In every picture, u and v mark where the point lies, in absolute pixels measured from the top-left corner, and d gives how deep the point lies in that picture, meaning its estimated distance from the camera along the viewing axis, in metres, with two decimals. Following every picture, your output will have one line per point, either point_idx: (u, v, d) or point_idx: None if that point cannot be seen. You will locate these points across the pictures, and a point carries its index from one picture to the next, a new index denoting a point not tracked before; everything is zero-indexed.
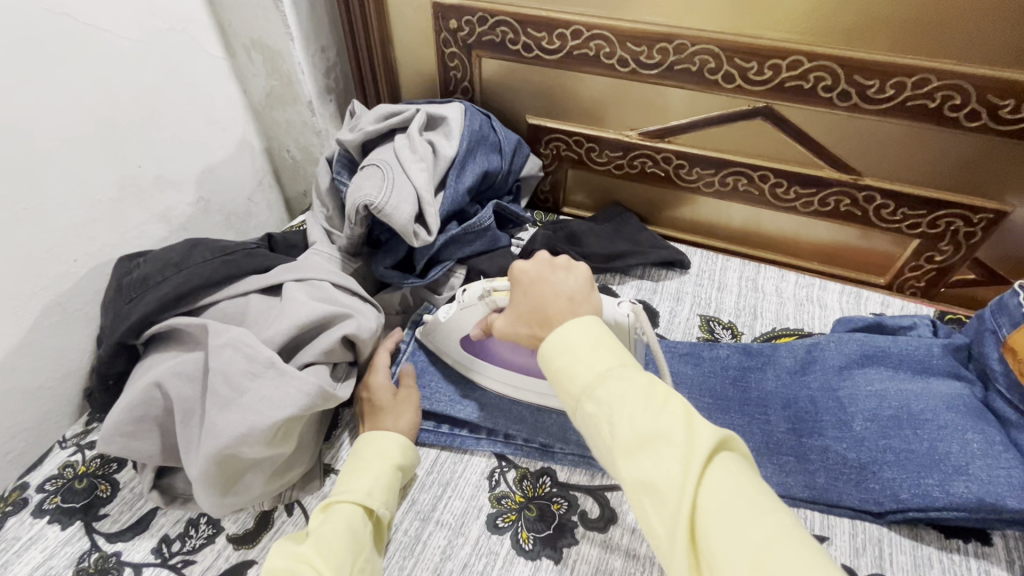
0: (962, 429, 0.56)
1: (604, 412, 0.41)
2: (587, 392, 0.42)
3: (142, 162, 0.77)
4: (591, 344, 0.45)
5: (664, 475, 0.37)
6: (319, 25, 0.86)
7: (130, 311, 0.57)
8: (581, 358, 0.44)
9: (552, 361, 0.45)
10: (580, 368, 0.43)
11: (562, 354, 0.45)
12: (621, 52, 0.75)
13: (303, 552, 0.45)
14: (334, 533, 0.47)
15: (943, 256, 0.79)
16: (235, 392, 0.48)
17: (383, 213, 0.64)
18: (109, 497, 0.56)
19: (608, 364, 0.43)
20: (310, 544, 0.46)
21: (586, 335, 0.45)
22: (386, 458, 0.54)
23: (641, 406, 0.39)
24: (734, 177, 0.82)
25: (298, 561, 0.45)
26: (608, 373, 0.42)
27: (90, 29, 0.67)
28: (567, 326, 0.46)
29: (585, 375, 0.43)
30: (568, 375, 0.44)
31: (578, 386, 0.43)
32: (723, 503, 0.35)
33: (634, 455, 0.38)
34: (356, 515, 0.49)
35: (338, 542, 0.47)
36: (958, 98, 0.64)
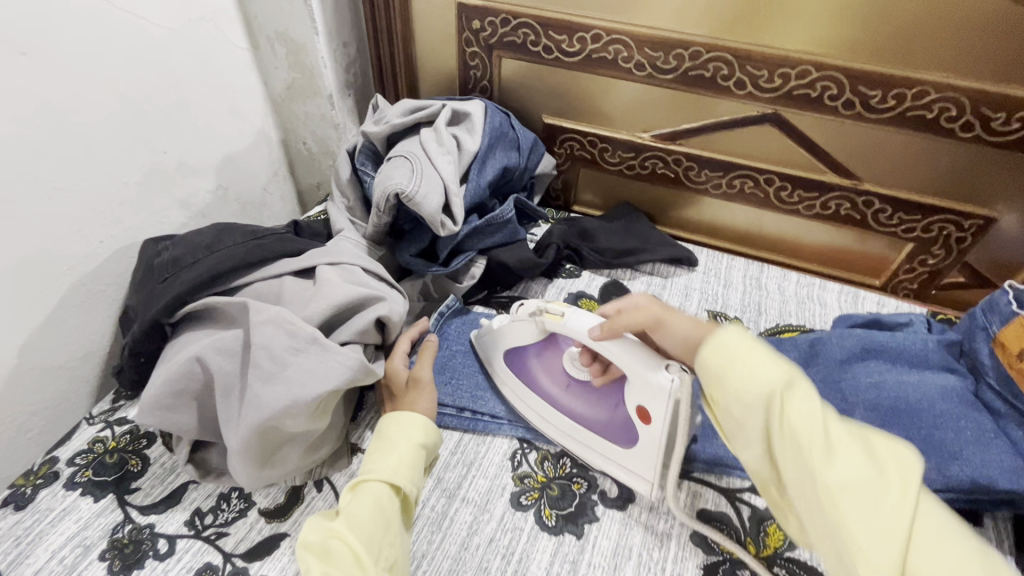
0: (957, 418, 0.61)
1: (797, 414, 0.41)
2: (774, 391, 0.42)
3: (167, 147, 0.78)
4: (757, 350, 0.45)
5: (870, 486, 0.38)
6: (342, 20, 0.88)
7: (164, 291, 0.59)
8: (748, 358, 0.44)
9: (713, 357, 0.46)
10: (754, 368, 0.44)
11: (726, 352, 0.46)
12: (639, 56, 0.78)
13: (336, 527, 0.47)
14: (360, 511, 0.49)
15: (935, 260, 0.84)
16: (278, 366, 0.50)
17: (413, 201, 0.66)
18: (140, 471, 0.57)
19: (782, 370, 0.44)
20: (340, 520, 0.48)
21: (747, 344, 0.46)
22: (407, 434, 0.56)
23: (830, 418, 0.41)
24: (741, 180, 0.86)
25: (332, 538, 0.47)
26: (790, 379, 0.43)
27: (126, 16, 0.68)
28: (723, 335, 0.47)
29: (765, 377, 0.43)
30: (745, 371, 0.44)
31: (759, 387, 0.43)
32: (933, 525, 0.37)
33: (835, 462, 0.39)
34: (383, 493, 0.51)
35: (367, 518, 0.48)
36: (954, 110, 0.68)
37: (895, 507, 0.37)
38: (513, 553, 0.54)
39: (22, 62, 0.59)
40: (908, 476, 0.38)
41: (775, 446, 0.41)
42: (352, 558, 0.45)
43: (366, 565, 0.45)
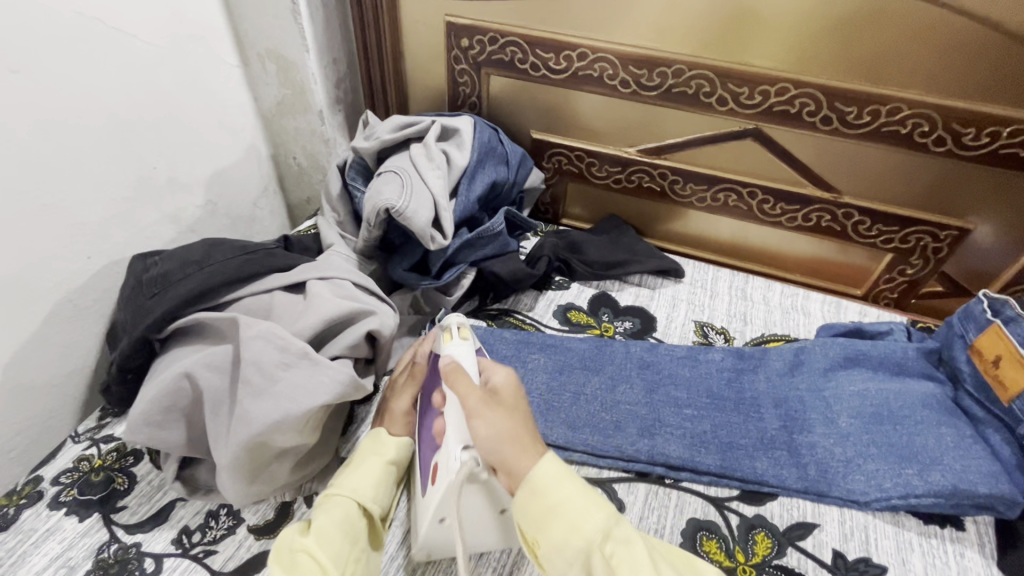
0: (937, 424, 0.63)
1: (616, 567, 0.41)
2: (596, 542, 0.43)
3: (157, 163, 0.78)
4: (575, 494, 0.45)
5: None
6: (333, 38, 0.89)
7: (153, 307, 0.59)
8: (574, 501, 0.45)
9: (536, 503, 0.45)
10: (576, 515, 0.44)
11: (553, 495, 0.45)
12: (623, 74, 0.80)
13: (304, 542, 0.47)
14: (330, 525, 0.48)
15: (913, 270, 0.86)
16: (268, 381, 0.50)
17: (402, 216, 0.67)
18: (127, 489, 0.57)
19: (602, 517, 0.44)
20: (311, 534, 0.47)
21: (563, 481, 0.46)
22: (382, 450, 0.57)
23: (650, 556, 0.43)
24: (725, 194, 0.88)
25: (298, 552, 0.46)
26: (607, 528, 0.44)
27: (116, 33, 0.69)
28: (539, 467, 0.46)
29: (589, 526, 0.44)
30: (566, 531, 0.44)
31: (584, 539, 0.43)
32: None
33: None
34: (351, 506, 0.51)
35: (337, 533, 0.48)
36: (926, 125, 0.71)
37: None
38: (503, 565, 0.54)
39: (13, 80, 0.59)
40: None
41: None
42: (318, 572, 0.45)
43: None
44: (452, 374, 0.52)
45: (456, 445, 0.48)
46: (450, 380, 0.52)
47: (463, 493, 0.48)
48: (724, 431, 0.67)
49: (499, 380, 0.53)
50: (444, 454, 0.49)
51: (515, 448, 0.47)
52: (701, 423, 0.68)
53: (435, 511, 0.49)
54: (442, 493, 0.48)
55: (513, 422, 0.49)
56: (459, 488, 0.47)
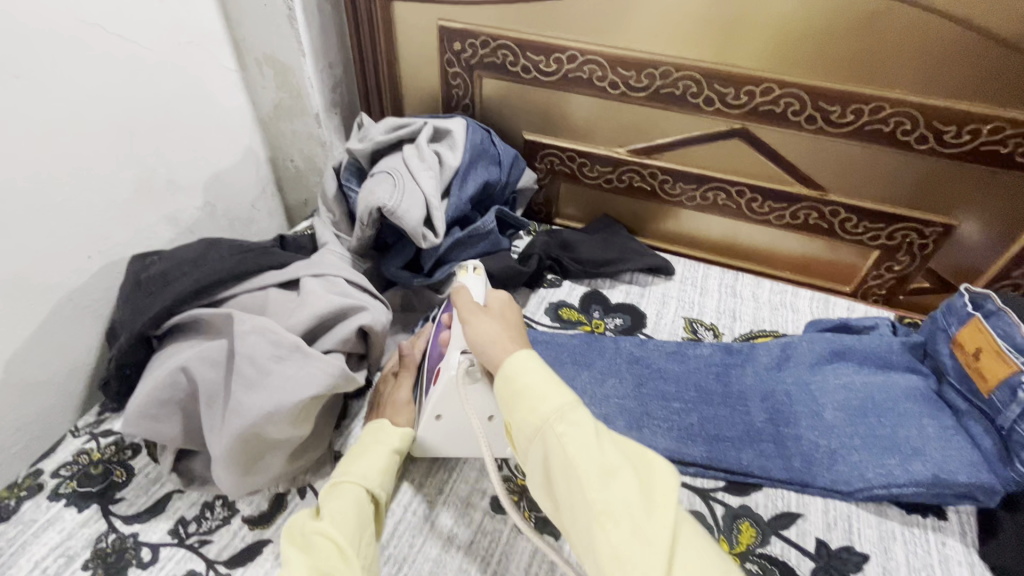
0: (920, 416, 0.64)
1: (562, 443, 0.43)
2: (549, 421, 0.45)
3: (156, 165, 0.80)
4: (543, 379, 0.47)
5: (628, 509, 0.40)
6: (328, 43, 0.91)
7: (151, 304, 0.60)
8: (538, 388, 0.47)
9: (507, 386, 0.48)
10: (537, 399, 0.46)
11: (517, 379, 0.48)
12: (612, 76, 0.82)
13: (319, 524, 0.47)
14: (344, 511, 0.49)
15: (901, 266, 0.87)
16: (261, 374, 0.51)
17: (394, 215, 0.68)
18: (125, 482, 0.58)
19: (562, 399, 0.46)
20: (326, 517, 0.48)
21: (533, 368, 0.48)
22: (387, 442, 0.57)
23: (601, 438, 0.44)
24: (714, 193, 0.89)
25: (313, 535, 0.46)
26: (563, 409, 0.45)
27: (116, 39, 0.70)
28: (513, 358, 0.49)
29: (546, 405, 0.45)
30: (526, 408, 0.46)
31: (540, 416, 0.45)
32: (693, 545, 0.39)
33: (600, 488, 0.41)
34: (359, 493, 0.51)
35: (349, 516, 0.49)
36: (908, 123, 0.72)
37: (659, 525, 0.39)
38: (492, 554, 0.55)
39: (15, 85, 0.61)
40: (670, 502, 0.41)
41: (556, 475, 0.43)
42: (336, 551, 0.45)
43: (350, 557, 0.45)
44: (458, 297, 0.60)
45: (462, 348, 0.58)
46: (457, 299, 0.61)
47: (459, 388, 0.56)
48: (711, 425, 0.68)
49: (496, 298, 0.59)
50: (447, 356, 0.58)
51: (498, 346, 0.52)
52: (688, 417, 0.69)
53: (434, 406, 0.58)
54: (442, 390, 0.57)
55: (502, 329, 0.55)
56: (457, 382, 0.56)
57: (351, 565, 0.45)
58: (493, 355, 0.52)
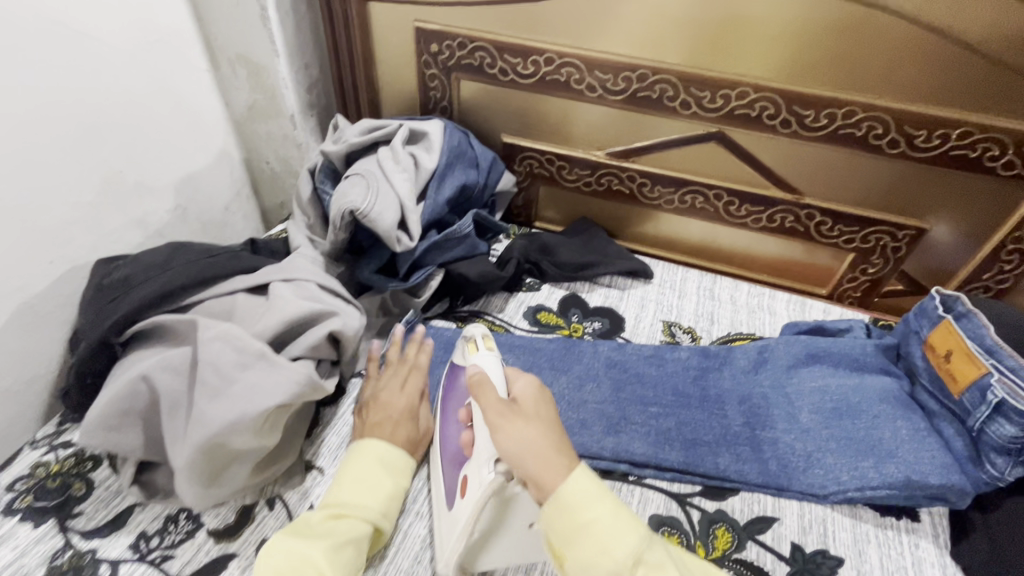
0: (893, 418, 0.64)
1: None
2: (627, 565, 0.39)
3: (124, 168, 0.78)
4: (610, 511, 0.41)
5: None
6: (304, 43, 0.89)
7: (112, 310, 0.58)
8: (605, 520, 0.40)
9: (568, 518, 0.41)
10: (609, 537, 0.40)
11: (585, 514, 0.40)
12: (590, 79, 0.82)
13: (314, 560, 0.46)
14: (340, 548, 0.48)
15: (875, 269, 0.88)
16: (225, 382, 0.50)
17: (368, 219, 0.67)
18: (84, 495, 0.56)
19: (634, 536, 0.40)
20: (321, 550, 0.47)
21: (596, 496, 0.41)
22: (398, 478, 0.56)
23: None
24: (692, 196, 0.90)
25: (303, 566, 0.45)
26: (640, 551, 0.39)
27: (80, 37, 0.68)
28: (569, 481, 0.42)
29: (620, 546, 0.39)
30: (596, 551, 0.39)
31: (616, 558, 0.39)
32: None
33: None
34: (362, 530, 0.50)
35: (344, 554, 0.48)
36: (880, 128, 0.73)
37: None
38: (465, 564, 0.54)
39: None
40: None
41: None
42: None
43: None
44: (482, 393, 0.50)
45: (486, 456, 0.48)
46: (478, 394, 0.51)
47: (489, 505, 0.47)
48: (688, 429, 0.68)
49: (522, 389, 0.50)
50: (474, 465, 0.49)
51: (543, 463, 0.43)
52: (665, 421, 0.69)
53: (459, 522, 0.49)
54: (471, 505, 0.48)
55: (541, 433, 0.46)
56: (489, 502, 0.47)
57: None
58: (540, 477, 0.42)
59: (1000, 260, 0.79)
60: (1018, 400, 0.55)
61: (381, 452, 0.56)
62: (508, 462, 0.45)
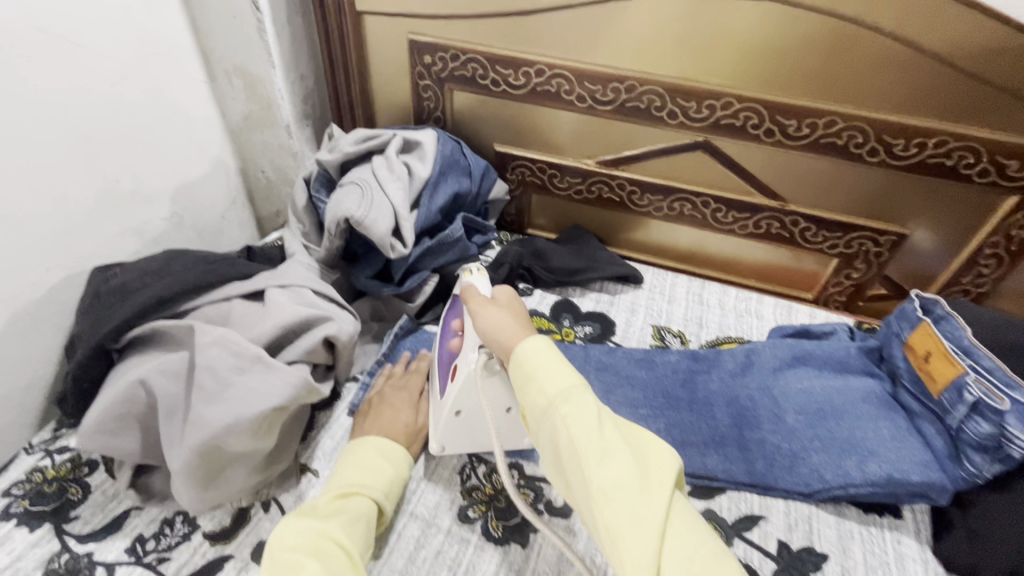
0: (876, 418, 0.66)
1: (565, 422, 0.44)
2: (556, 400, 0.45)
3: (120, 176, 0.79)
4: (553, 362, 0.48)
5: (621, 480, 0.41)
6: (299, 55, 0.91)
7: (110, 316, 0.59)
8: (547, 368, 0.47)
9: (519, 368, 0.48)
10: (546, 379, 0.46)
11: (528, 362, 0.48)
12: (579, 90, 0.84)
13: (332, 532, 0.47)
14: (352, 521, 0.50)
15: (858, 273, 0.90)
16: (222, 386, 0.51)
17: (362, 226, 0.69)
18: (80, 499, 0.57)
19: (568, 382, 0.46)
20: (335, 523, 0.48)
21: (545, 352, 0.48)
22: (397, 467, 0.58)
23: (603, 421, 0.44)
24: (680, 203, 0.92)
25: (322, 539, 0.47)
26: (568, 393, 0.45)
27: (78, 49, 0.70)
28: (528, 340, 0.50)
29: (553, 386, 0.46)
30: (532, 388, 0.47)
31: (549, 395, 0.46)
32: (681, 525, 0.40)
33: (598, 463, 0.42)
34: (370, 509, 0.52)
35: (358, 528, 0.50)
36: (860, 137, 0.75)
37: (652, 501, 0.40)
38: (459, 564, 0.55)
39: None
40: (663, 483, 0.41)
41: (560, 453, 0.44)
42: (344, 557, 0.46)
43: (356, 567, 0.47)
44: (468, 294, 0.61)
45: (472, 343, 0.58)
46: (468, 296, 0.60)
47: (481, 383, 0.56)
48: (677, 430, 0.70)
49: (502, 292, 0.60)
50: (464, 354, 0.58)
51: (512, 334, 0.52)
52: (655, 423, 0.70)
53: (454, 403, 0.58)
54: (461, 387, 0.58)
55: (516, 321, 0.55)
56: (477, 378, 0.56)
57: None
58: (508, 342, 0.52)
59: (978, 264, 0.81)
60: (994, 400, 0.56)
61: (382, 445, 0.59)
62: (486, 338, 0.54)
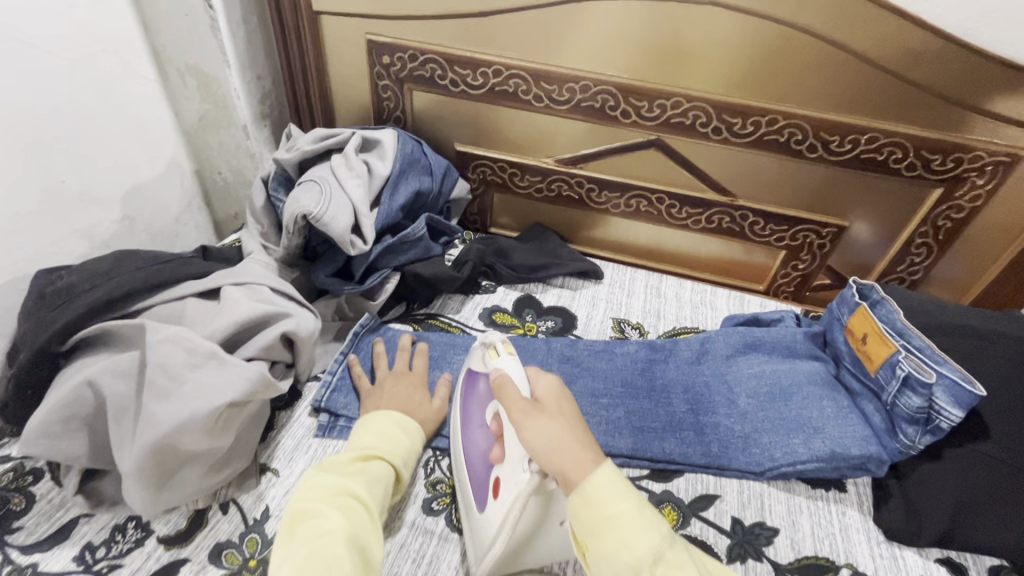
0: (820, 398, 0.69)
1: None
2: (646, 562, 0.39)
3: (66, 177, 0.77)
4: (636, 508, 0.41)
5: None
6: (255, 54, 0.90)
7: (55, 318, 0.57)
8: (630, 519, 0.40)
9: (591, 513, 0.41)
10: (632, 531, 0.40)
11: (610, 508, 0.41)
12: (536, 89, 0.86)
13: (356, 489, 0.49)
14: (373, 483, 0.51)
15: (804, 264, 0.95)
16: (175, 382, 0.50)
17: (321, 223, 0.68)
18: (23, 509, 0.54)
19: (657, 538, 0.40)
20: (357, 482, 0.50)
21: (623, 493, 0.42)
22: (412, 437, 0.59)
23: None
24: (637, 200, 0.95)
25: (342, 493, 0.49)
26: (660, 551, 0.39)
27: (21, 45, 0.67)
28: (600, 477, 0.42)
29: (643, 542, 0.39)
30: (613, 545, 0.40)
31: (636, 552, 0.39)
32: None
33: None
34: (388, 473, 0.54)
35: (378, 486, 0.52)
36: (800, 134, 0.80)
37: None
38: (423, 555, 0.55)
39: None
40: None
41: None
42: (364, 513, 0.48)
43: (375, 524, 0.48)
44: (506, 394, 0.51)
45: (519, 459, 0.48)
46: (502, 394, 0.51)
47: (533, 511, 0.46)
48: (636, 417, 0.72)
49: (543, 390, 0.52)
50: (509, 471, 0.49)
51: None
52: (615, 410, 0.72)
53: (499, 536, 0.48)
54: (504, 510, 0.48)
55: (566, 430, 0.46)
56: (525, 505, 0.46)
57: (374, 531, 0.48)
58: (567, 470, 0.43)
59: (911, 252, 0.87)
60: (923, 374, 0.61)
61: (399, 417, 0.61)
62: (535, 458, 0.45)
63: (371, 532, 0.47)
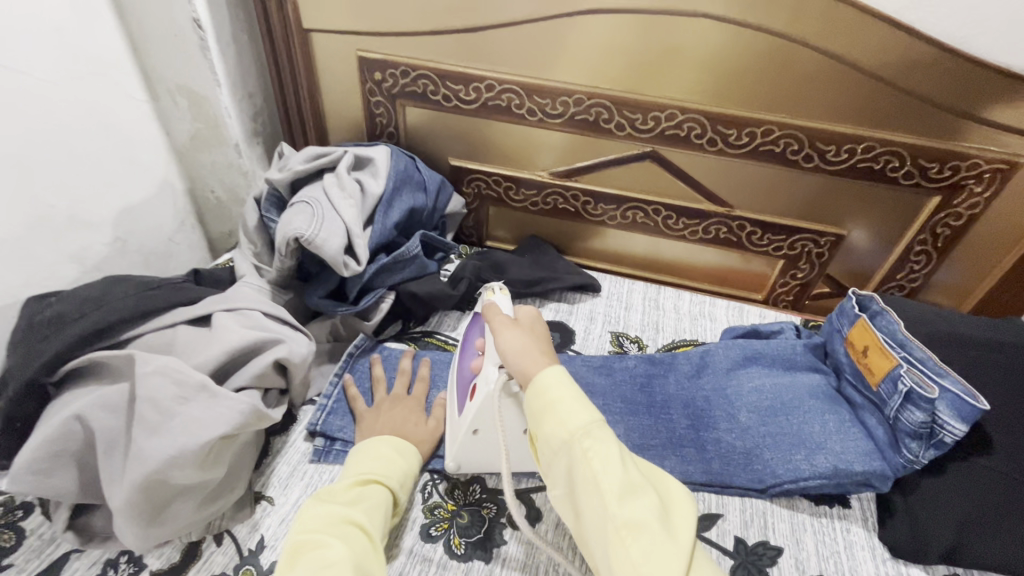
0: (823, 412, 0.68)
1: (587, 461, 0.43)
2: (576, 437, 0.44)
3: (55, 202, 0.76)
4: (574, 396, 0.47)
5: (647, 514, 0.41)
6: (245, 73, 0.89)
7: (43, 349, 0.56)
8: (567, 403, 0.46)
9: (538, 399, 0.48)
10: (566, 413, 0.46)
11: (551, 393, 0.47)
12: (529, 103, 0.86)
13: (355, 517, 0.49)
14: (373, 508, 0.51)
15: (803, 273, 0.95)
16: (165, 417, 0.49)
17: (313, 244, 0.68)
18: (12, 546, 0.53)
19: (590, 418, 0.46)
20: (356, 509, 0.50)
21: (565, 384, 0.48)
22: (409, 459, 0.59)
23: (624, 459, 0.45)
24: (633, 212, 0.94)
25: (342, 522, 0.48)
26: (590, 426, 0.45)
27: (8, 72, 0.67)
28: (548, 373, 0.49)
29: (575, 422, 0.45)
30: (551, 424, 0.46)
31: (569, 429, 0.45)
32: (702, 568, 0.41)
33: (625, 500, 0.42)
34: (388, 498, 0.53)
35: (378, 512, 0.51)
36: (796, 144, 0.79)
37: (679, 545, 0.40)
38: None
39: None
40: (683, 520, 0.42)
41: (578, 488, 0.43)
42: (366, 542, 0.48)
43: (378, 553, 0.48)
44: (491, 314, 0.61)
45: (493, 363, 0.57)
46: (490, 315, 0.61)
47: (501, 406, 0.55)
48: (636, 434, 0.71)
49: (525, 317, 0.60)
50: (483, 373, 0.58)
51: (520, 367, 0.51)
52: (615, 428, 0.71)
53: (472, 422, 0.58)
54: (478, 406, 0.57)
55: (532, 341, 0.54)
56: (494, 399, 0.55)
57: (378, 560, 0.48)
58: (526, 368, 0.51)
59: (910, 260, 0.86)
60: (925, 388, 0.59)
61: (395, 440, 0.60)
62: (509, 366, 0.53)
63: (374, 562, 0.47)
